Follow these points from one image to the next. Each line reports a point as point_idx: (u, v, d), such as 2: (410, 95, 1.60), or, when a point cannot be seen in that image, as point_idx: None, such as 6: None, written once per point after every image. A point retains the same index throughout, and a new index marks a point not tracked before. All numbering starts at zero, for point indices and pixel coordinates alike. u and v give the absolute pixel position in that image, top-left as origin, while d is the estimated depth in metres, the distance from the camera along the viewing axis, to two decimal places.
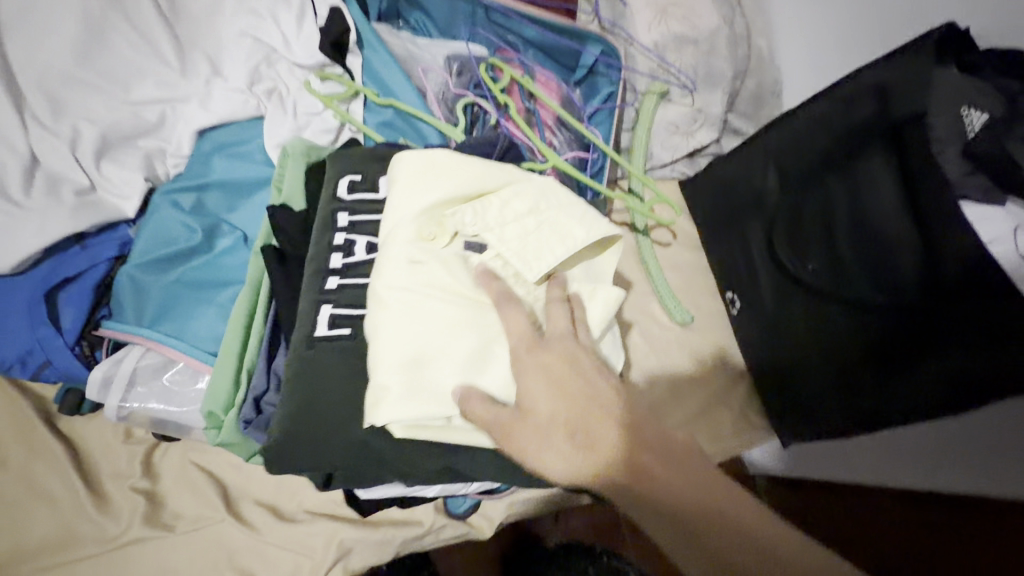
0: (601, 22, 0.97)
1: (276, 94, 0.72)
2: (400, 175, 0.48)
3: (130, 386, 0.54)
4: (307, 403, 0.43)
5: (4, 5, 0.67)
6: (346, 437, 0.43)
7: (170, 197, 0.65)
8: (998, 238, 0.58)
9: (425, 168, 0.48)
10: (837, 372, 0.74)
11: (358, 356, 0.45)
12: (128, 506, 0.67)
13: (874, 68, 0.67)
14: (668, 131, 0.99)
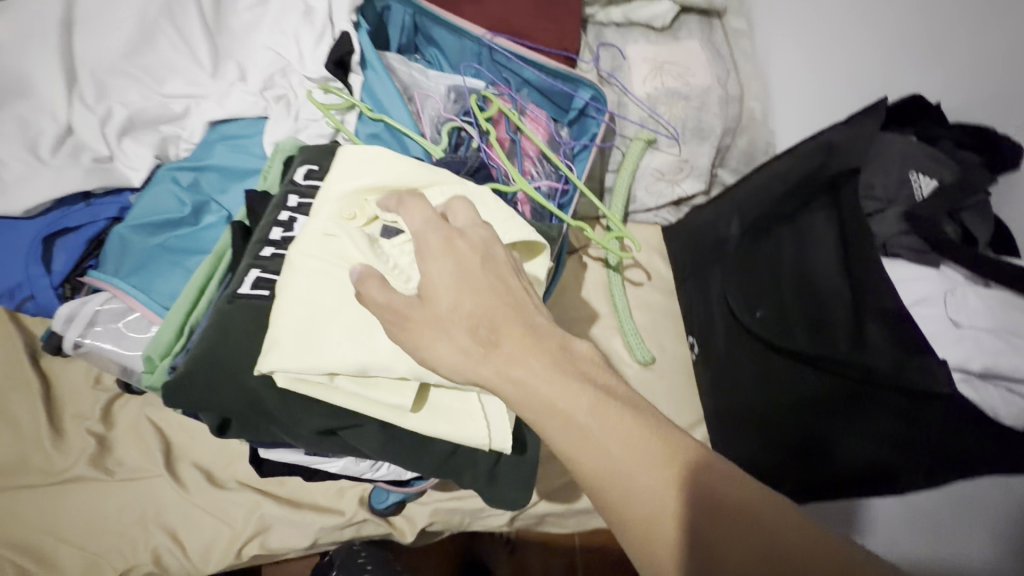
0: (601, 72, 1.04)
1: (284, 100, 0.82)
2: (343, 163, 0.55)
3: (90, 325, 0.62)
4: (212, 351, 0.48)
5: (80, 6, 0.81)
6: (241, 386, 0.48)
7: (171, 173, 0.74)
8: (927, 298, 0.60)
9: (366, 158, 0.55)
10: (781, 424, 0.73)
11: (266, 316, 0.50)
12: (80, 446, 0.72)
13: (829, 129, 0.70)
14: (653, 177, 1.03)
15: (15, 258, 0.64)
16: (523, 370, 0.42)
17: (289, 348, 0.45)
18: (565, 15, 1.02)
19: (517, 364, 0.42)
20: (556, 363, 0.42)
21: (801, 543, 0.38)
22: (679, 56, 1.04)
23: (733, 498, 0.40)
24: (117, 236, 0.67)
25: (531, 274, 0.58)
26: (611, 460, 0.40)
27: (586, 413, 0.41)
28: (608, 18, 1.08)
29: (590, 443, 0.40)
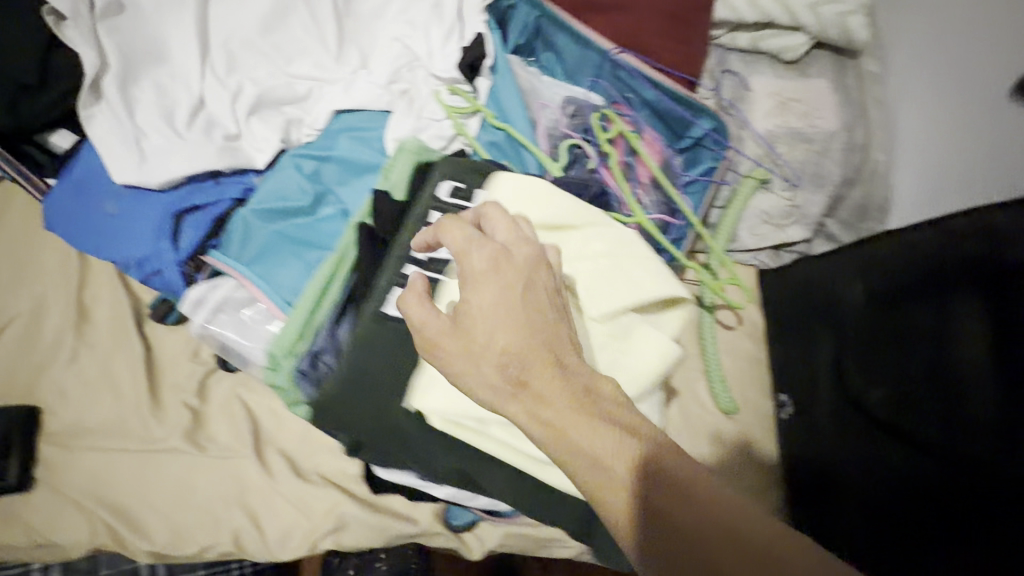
0: (721, 100, 0.99)
1: (409, 95, 0.80)
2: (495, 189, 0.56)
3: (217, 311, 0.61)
4: (356, 378, 0.52)
5: None
6: (382, 415, 0.51)
7: (296, 159, 0.73)
8: None
9: (524, 189, 0.54)
10: (880, 512, 0.69)
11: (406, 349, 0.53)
12: (176, 418, 0.73)
13: (997, 211, 0.64)
14: (758, 219, 0.98)
15: (144, 229, 0.64)
16: (567, 415, 0.43)
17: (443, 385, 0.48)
18: (694, 31, 0.96)
19: (546, 406, 0.43)
20: (575, 398, 0.44)
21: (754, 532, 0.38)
22: (806, 94, 0.99)
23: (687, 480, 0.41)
24: (241, 219, 0.67)
25: (669, 330, 0.55)
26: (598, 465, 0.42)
27: (612, 456, 0.42)
28: (734, 43, 1.03)
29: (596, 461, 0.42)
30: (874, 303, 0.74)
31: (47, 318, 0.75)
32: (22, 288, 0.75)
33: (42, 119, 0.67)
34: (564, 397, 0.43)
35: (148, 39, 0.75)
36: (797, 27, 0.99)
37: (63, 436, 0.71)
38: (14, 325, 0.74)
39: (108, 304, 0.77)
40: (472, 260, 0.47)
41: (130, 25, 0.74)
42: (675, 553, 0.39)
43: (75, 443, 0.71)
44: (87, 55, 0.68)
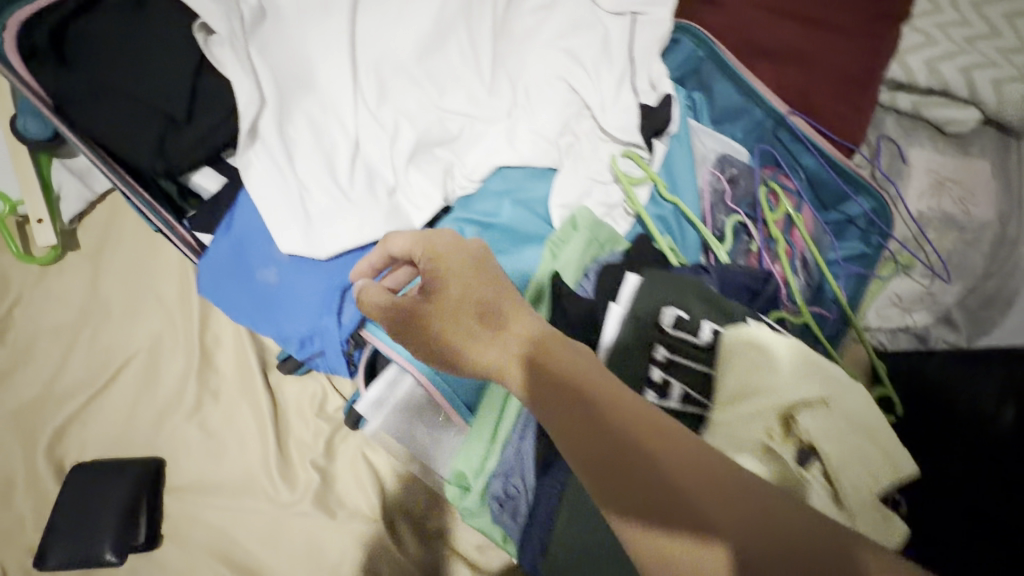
0: (875, 171, 0.92)
1: (575, 152, 0.72)
2: (733, 352, 0.50)
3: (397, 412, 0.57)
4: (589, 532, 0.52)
5: None
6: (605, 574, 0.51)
7: (460, 223, 0.67)
8: None
9: (770, 359, 0.48)
10: None
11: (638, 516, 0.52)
12: (306, 481, 0.70)
13: None
14: (888, 301, 0.93)
15: (309, 303, 0.59)
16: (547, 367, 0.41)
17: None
18: (868, 88, 0.86)
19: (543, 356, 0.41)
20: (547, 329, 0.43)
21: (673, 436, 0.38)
22: (964, 175, 0.93)
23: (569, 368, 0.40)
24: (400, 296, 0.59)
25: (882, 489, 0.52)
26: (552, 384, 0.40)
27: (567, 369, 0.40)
28: (893, 104, 0.94)
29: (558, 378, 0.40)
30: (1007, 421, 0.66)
31: (166, 358, 0.69)
32: (139, 323, 0.69)
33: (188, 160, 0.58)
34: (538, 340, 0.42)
35: (295, 55, 0.63)
36: (973, 101, 0.91)
37: (186, 488, 0.67)
38: (133, 363, 0.68)
39: (233, 349, 0.71)
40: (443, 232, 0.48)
41: (276, 37, 0.62)
42: (594, 446, 0.38)
43: (201, 502, 0.67)
44: (241, 86, 0.58)
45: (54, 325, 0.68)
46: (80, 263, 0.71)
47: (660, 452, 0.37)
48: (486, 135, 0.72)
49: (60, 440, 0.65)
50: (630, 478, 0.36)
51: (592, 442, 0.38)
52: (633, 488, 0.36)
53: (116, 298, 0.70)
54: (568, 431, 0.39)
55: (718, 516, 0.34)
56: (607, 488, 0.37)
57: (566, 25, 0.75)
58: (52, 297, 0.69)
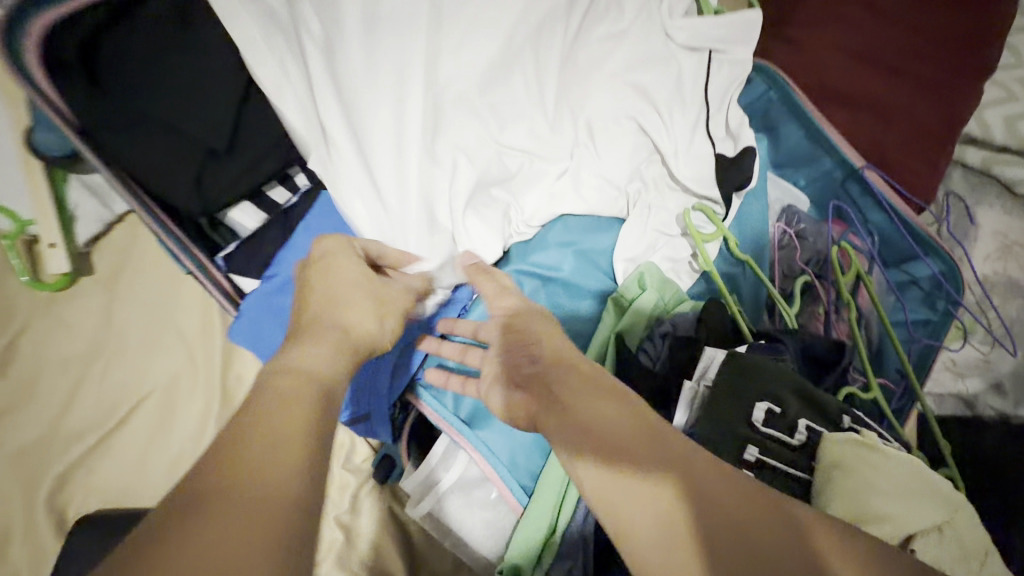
0: (942, 230, 0.88)
1: (642, 200, 0.66)
2: (852, 463, 0.44)
3: (448, 492, 0.55)
4: None
5: None
6: None
7: (517, 277, 0.62)
8: None
9: (884, 472, 0.43)
10: None
11: None
12: (328, 539, 0.66)
13: None
14: (943, 364, 0.88)
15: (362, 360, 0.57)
16: (580, 401, 0.44)
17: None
18: (942, 147, 0.82)
19: (584, 401, 0.44)
20: (586, 370, 0.47)
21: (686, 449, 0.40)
22: None
23: (589, 391, 0.45)
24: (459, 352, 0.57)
25: None
26: (586, 402, 0.44)
27: (597, 401, 0.44)
28: (962, 158, 0.90)
29: (581, 410, 0.44)
30: None
31: (186, 396, 0.67)
32: (161, 358, 0.68)
33: (224, 196, 0.57)
34: (578, 383, 0.46)
35: (347, 82, 0.57)
36: None
37: None
38: (149, 399, 0.66)
39: None
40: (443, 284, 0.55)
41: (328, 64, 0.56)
42: (616, 443, 0.41)
43: None
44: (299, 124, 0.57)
45: (66, 354, 0.67)
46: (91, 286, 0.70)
47: (668, 453, 0.40)
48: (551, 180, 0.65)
49: (67, 476, 0.63)
50: (632, 479, 0.39)
51: (617, 419, 0.43)
52: (631, 492, 0.39)
53: (139, 329, 0.69)
54: (592, 407, 0.44)
55: (721, 497, 0.37)
56: (604, 446, 0.41)
57: (638, 56, 0.66)
58: (67, 324, 0.68)
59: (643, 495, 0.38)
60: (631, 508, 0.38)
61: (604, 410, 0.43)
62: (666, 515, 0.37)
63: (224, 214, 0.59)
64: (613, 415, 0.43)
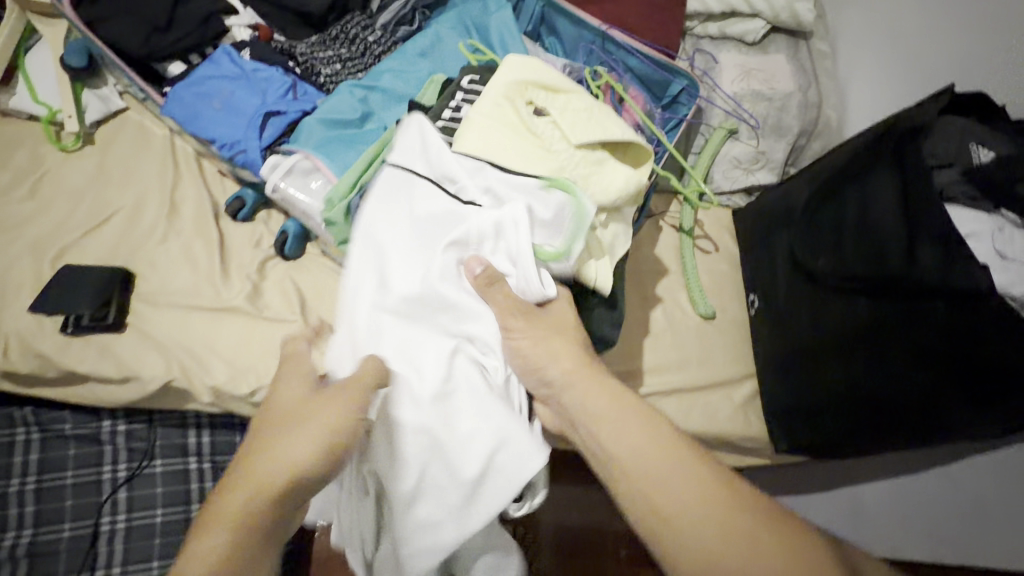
0: (695, 69, 1.20)
1: (433, 50, 1.02)
2: (511, 63, 0.69)
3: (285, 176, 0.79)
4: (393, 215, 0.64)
5: None
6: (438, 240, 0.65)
7: (351, 88, 0.93)
8: (977, 233, 0.68)
9: (526, 61, 0.69)
10: (843, 395, 0.82)
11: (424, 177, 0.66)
12: (240, 285, 0.90)
13: (903, 111, 0.76)
14: (730, 164, 1.15)
15: (238, 123, 0.85)
16: (614, 427, 0.55)
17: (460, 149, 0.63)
18: (671, 20, 1.18)
19: (579, 388, 0.58)
20: (605, 388, 0.58)
21: (715, 506, 0.50)
22: (766, 65, 1.18)
23: (638, 448, 0.53)
24: (307, 124, 0.86)
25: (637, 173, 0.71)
26: (613, 414, 0.56)
27: (620, 423, 0.55)
28: (704, 30, 1.23)
29: (628, 447, 0.54)
30: (824, 198, 0.84)
31: (144, 210, 0.94)
32: (129, 187, 0.95)
33: (166, 50, 0.92)
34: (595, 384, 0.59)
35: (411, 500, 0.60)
36: (756, 14, 1.19)
37: (151, 295, 0.88)
38: (116, 215, 0.93)
39: (195, 202, 0.95)
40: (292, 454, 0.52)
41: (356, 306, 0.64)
42: (669, 488, 0.51)
43: (160, 300, 0.87)
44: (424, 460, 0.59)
45: (56, 192, 0.94)
46: (85, 153, 0.98)
47: (711, 517, 0.49)
48: (383, 54, 1.05)
49: (60, 261, 0.88)
50: (705, 529, 0.49)
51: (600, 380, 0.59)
52: (704, 532, 0.49)
53: (113, 173, 0.96)
54: (625, 439, 0.54)
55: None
56: (694, 494, 0.50)
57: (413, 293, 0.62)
58: (60, 175, 0.95)
59: (697, 496, 0.50)
60: (683, 503, 0.50)
61: (636, 442, 0.54)
62: (713, 511, 0.49)
63: (163, 66, 0.93)
64: (662, 466, 0.52)
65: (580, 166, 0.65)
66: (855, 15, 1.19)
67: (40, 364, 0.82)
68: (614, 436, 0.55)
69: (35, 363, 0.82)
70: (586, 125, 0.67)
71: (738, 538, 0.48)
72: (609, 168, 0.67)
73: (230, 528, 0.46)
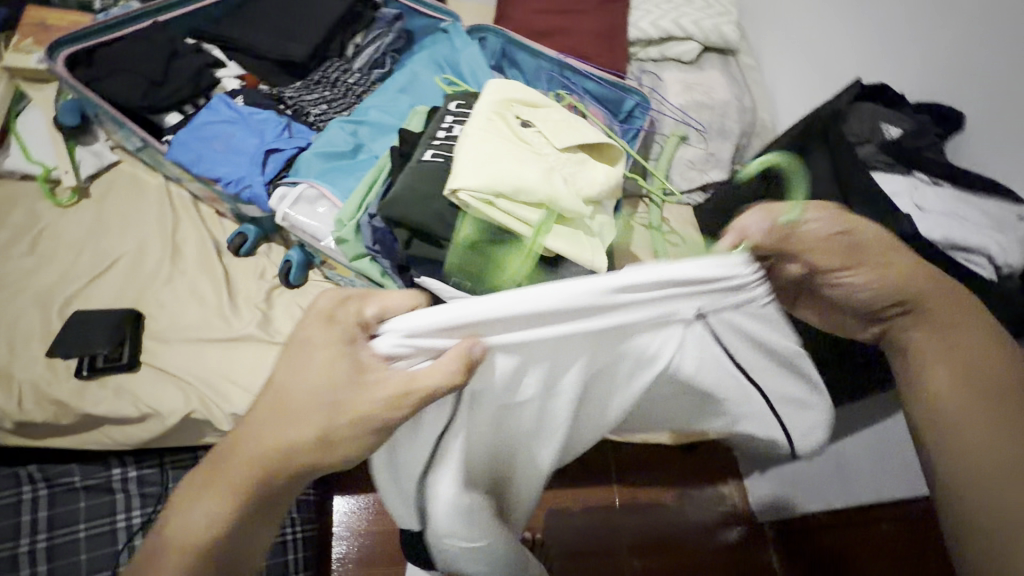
0: (643, 87, 1.35)
1: (410, 87, 1.12)
2: (496, 85, 0.79)
3: (293, 203, 0.86)
4: (403, 218, 0.70)
5: (272, 31, 1.15)
6: (449, 235, 0.70)
7: (342, 123, 1.01)
8: (898, 192, 0.82)
9: (507, 83, 0.80)
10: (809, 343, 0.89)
11: (432, 181, 0.72)
12: (249, 315, 0.94)
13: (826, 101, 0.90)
14: (686, 166, 1.28)
15: (242, 161, 0.91)
16: (898, 278, 0.53)
17: (461, 156, 0.70)
18: (617, 46, 1.33)
19: (850, 254, 0.53)
20: (892, 252, 0.53)
21: (1002, 378, 0.49)
22: (704, 79, 1.34)
23: (934, 299, 0.52)
24: (307, 156, 0.93)
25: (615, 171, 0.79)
26: (896, 265, 0.53)
27: (903, 278, 0.53)
28: (646, 54, 1.39)
29: (930, 296, 0.52)
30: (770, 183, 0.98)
31: (146, 255, 0.97)
32: (130, 234, 0.99)
33: (162, 103, 0.98)
34: (874, 251, 0.53)
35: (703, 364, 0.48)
36: (689, 37, 1.36)
37: (163, 333, 0.90)
38: (119, 261, 0.96)
39: (197, 242, 0.99)
40: (291, 390, 0.47)
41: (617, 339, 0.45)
42: (957, 343, 0.51)
43: (173, 336, 0.90)
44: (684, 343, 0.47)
45: (55, 245, 0.96)
46: (82, 207, 1.01)
47: (990, 379, 0.49)
48: (363, 93, 1.15)
49: (67, 309, 0.90)
50: (977, 384, 0.49)
51: (907, 277, 0.53)
52: (971, 386, 0.49)
53: (112, 222, 1.00)
54: (916, 287, 0.52)
55: (1008, 451, 0.47)
56: (974, 365, 0.50)
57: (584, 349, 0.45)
58: (59, 229, 0.98)
59: (969, 358, 0.50)
60: (960, 353, 0.51)
61: (934, 291, 0.53)
62: (988, 376, 0.49)
63: (160, 117, 0.99)
64: (964, 323, 0.52)
65: (565, 165, 0.74)
66: (771, 33, 1.38)
67: (55, 411, 0.82)
68: (885, 285, 0.53)
69: (50, 410, 0.82)
70: (566, 132, 0.77)
71: (998, 400, 0.49)
72: (592, 166, 0.76)
73: (237, 487, 0.47)
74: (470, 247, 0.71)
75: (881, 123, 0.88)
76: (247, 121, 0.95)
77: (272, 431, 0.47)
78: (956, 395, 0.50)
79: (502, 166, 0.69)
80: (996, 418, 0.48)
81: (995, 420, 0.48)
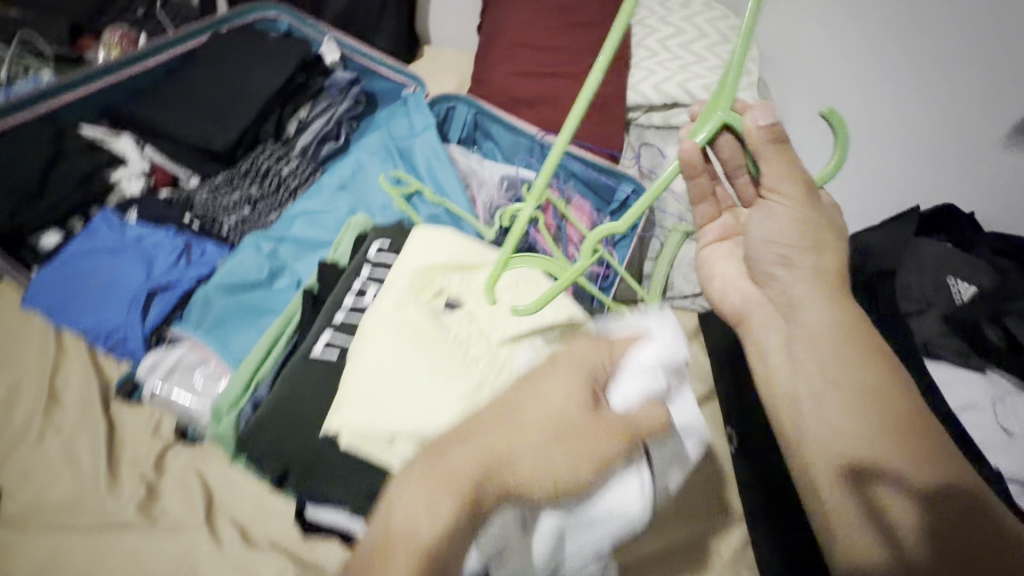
0: (640, 168, 1.13)
1: (352, 184, 0.93)
2: (419, 241, 0.59)
3: (169, 373, 0.69)
4: (273, 447, 0.53)
5: (185, 111, 0.95)
6: (331, 474, 0.53)
7: (257, 241, 0.81)
8: (974, 404, 0.60)
9: (435, 239, 0.59)
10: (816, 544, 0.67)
11: (322, 392, 0.55)
12: (131, 491, 0.76)
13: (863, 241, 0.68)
14: (689, 267, 1.05)
15: (118, 305, 0.73)
16: (818, 245, 0.54)
17: (355, 374, 0.50)
18: (610, 118, 1.12)
19: (793, 228, 0.54)
20: (817, 216, 0.54)
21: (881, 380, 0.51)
22: None
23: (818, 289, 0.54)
24: (203, 294, 0.74)
25: None
26: (807, 218, 0.54)
27: (818, 262, 0.54)
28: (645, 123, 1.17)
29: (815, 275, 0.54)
30: None
31: (19, 404, 0.80)
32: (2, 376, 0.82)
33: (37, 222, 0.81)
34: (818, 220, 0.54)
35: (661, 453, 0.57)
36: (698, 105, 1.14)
37: (20, 518, 0.73)
38: None
39: (80, 387, 0.82)
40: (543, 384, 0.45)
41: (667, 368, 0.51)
42: (832, 335, 0.53)
43: (33, 520, 0.73)
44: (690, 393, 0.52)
45: None
46: None
47: (859, 377, 0.51)
48: (300, 187, 0.95)
49: None
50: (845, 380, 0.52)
51: (813, 234, 0.54)
52: (846, 390, 0.51)
53: None
54: (810, 273, 0.54)
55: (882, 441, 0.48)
56: (853, 346, 0.52)
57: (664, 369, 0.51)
58: None
59: (846, 336, 0.53)
60: (830, 343, 0.53)
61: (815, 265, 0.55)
62: (861, 366, 0.51)
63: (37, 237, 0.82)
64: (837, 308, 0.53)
65: (502, 370, 0.53)
66: None
67: None
68: (798, 252, 0.54)
69: None
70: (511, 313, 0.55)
71: (869, 394, 0.50)
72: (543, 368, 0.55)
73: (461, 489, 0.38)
74: (357, 492, 0.52)
75: (946, 276, 0.65)
76: (133, 247, 0.77)
77: (517, 429, 0.42)
78: (826, 414, 0.51)
79: (407, 395, 0.48)
80: (865, 402, 0.50)
81: (869, 417, 0.49)
